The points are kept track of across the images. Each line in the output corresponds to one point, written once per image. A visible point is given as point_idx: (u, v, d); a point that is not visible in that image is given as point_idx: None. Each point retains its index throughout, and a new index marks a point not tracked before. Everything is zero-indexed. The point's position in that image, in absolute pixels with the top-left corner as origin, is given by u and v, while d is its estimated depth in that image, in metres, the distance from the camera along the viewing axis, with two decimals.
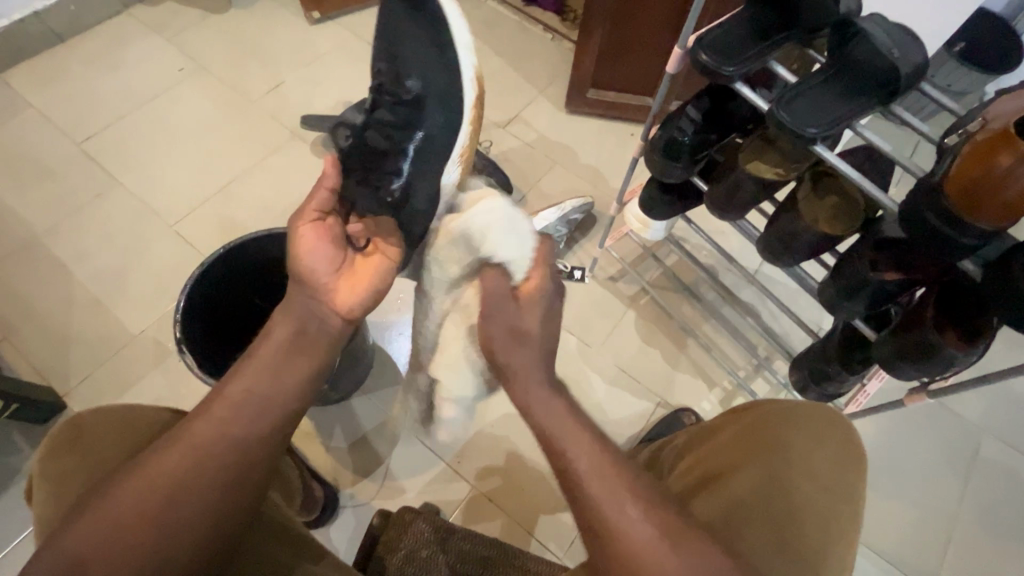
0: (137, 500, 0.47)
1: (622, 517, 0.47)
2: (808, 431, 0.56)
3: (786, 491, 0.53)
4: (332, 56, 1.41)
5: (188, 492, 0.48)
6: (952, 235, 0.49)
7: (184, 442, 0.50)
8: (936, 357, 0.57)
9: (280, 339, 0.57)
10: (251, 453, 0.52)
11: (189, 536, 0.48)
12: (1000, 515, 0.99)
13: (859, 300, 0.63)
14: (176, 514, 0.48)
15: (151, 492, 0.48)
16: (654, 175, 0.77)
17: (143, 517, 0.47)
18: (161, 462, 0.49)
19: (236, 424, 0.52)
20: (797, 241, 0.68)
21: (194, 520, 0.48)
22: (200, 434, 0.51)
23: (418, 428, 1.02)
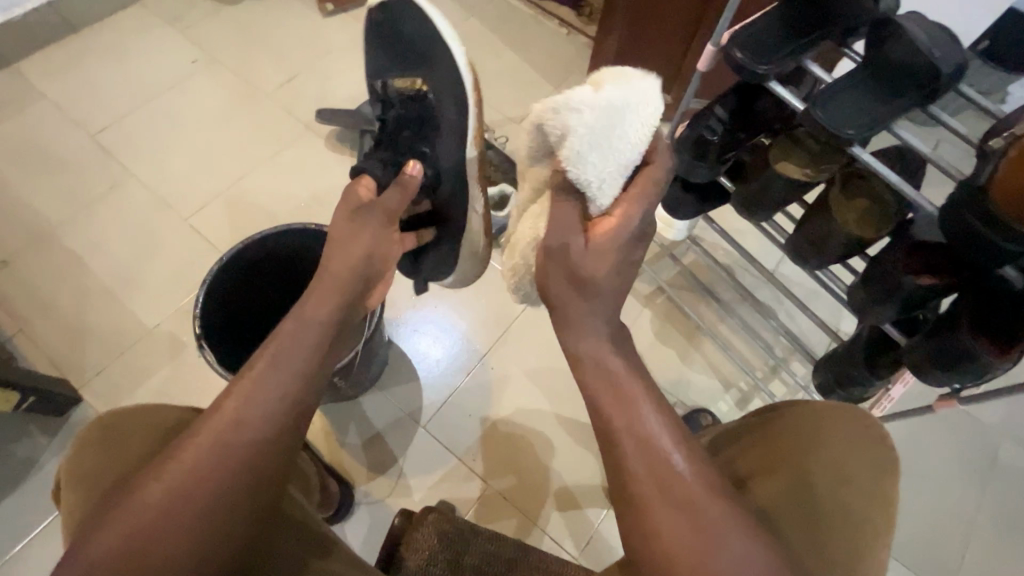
0: (159, 502, 0.47)
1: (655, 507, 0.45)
2: (836, 433, 0.55)
3: (819, 498, 0.52)
4: (346, 50, 1.39)
5: (209, 491, 0.48)
6: (995, 241, 0.47)
7: (206, 437, 0.50)
8: (970, 364, 0.56)
9: (296, 330, 0.56)
10: (269, 449, 0.51)
11: (213, 536, 0.48)
12: (1020, 521, 0.98)
13: (890, 305, 0.62)
14: (198, 514, 0.47)
15: (172, 492, 0.47)
16: (679, 174, 0.76)
17: (165, 518, 0.46)
18: (179, 462, 0.48)
19: (251, 417, 0.51)
20: (826, 243, 0.67)
21: (216, 520, 0.48)
22: (222, 427, 0.50)
23: (432, 424, 1.02)
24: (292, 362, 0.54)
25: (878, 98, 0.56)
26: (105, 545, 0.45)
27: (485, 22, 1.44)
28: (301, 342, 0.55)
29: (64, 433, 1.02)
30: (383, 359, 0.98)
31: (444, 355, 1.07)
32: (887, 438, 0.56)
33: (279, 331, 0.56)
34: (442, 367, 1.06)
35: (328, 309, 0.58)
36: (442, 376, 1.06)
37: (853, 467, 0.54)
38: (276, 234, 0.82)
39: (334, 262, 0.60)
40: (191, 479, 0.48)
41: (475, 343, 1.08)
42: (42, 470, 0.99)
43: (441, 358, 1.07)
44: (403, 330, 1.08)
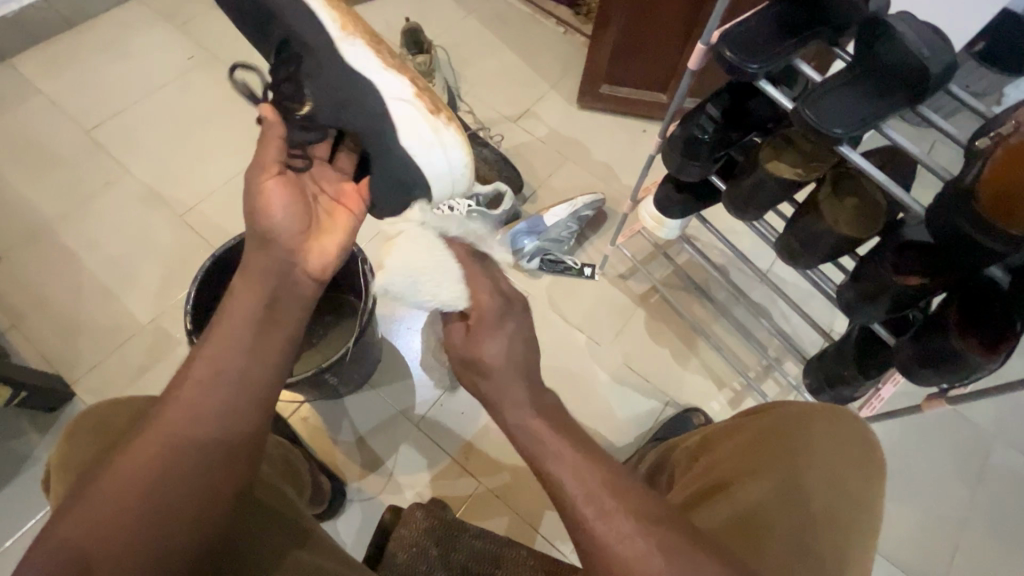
0: (120, 487, 0.46)
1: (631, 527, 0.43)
2: (804, 430, 0.56)
3: (800, 496, 0.52)
4: None
5: (168, 477, 0.47)
6: (982, 241, 0.47)
7: (159, 431, 0.49)
8: (957, 364, 0.56)
9: (245, 312, 0.56)
10: (229, 433, 0.50)
11: (170, 525, 0.46)
12: (1011, 522, 0.98)
13: (879, 304, 0.62)
14: (158, 502, 0.46)
15: (132, 474, 0.47)
16: (672, 172, 0.76)
17: (124, 504, 0.46)
18: (141, 444, 0.48)
19: (213, 400, 0.51)
20: (817, 243, 0.67)
21: (175, 508, 0.47)
22: (174, 421, 0.50)
23: (425, 422, 1.02)
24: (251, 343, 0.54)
25: (868, 98, 0.56)
26: (59, 539, 0.44)
27: (482, 21, 1.44)
28: (247, 334, 0.55)
29: (56, 428, 1.02)
30: (376, 356, 0.98)
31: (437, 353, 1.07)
32: (870, 437, 0.57)
33: (220, 318, 0.56)
34: (435, 365, 1.06)
35: (265, 292, 0.57)
36: (436, 374, 1.06)
37: (835, 467, 0.54)
38: None
39: (251, 254, 0.61)
40: (143, 471, 0.47)
41: None
42: (34, 465, 0.99)
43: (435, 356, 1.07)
44: (397, 328, 1.08)
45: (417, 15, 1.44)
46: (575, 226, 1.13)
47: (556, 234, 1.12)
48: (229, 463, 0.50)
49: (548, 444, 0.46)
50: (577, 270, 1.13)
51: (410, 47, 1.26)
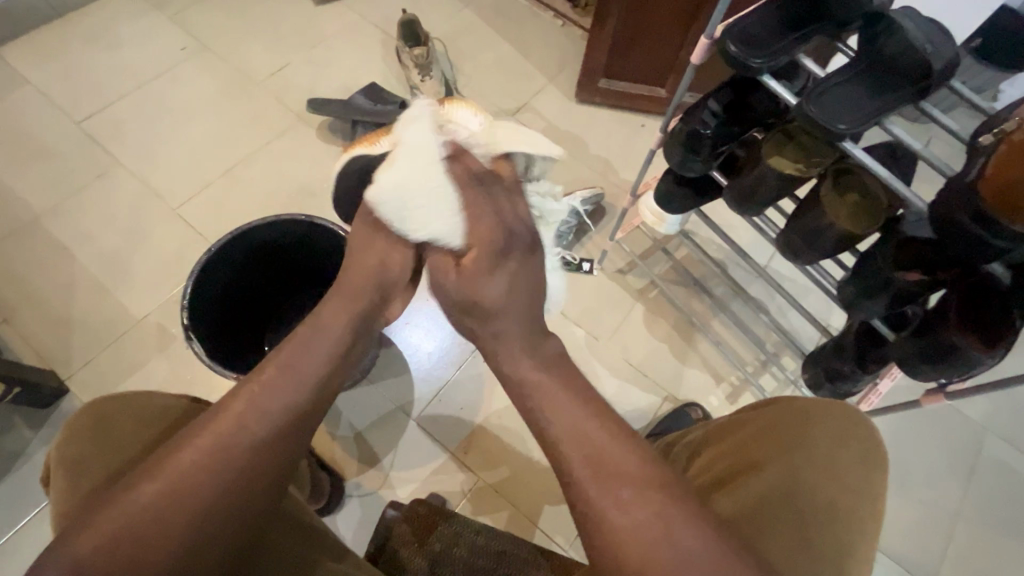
0: (159, 491, 0.45)
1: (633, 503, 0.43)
2: (839, 435, 0.56)
3: (807, 488, 0.53)
4: (338, 39, 1.37)
5: (207, 492, 0.46)
6: (985, 237, 0.47)
7: (209, 437, 0.47)
8: (957, 359, 0.56)
9: (323, 338, 0.54)
10: (274, 448, 0.49)
11: (206, 535, 0.45)
12: (1004, 514, 1.00)
13: (880, 300, 0.62)
14: (197, 512, 0.45)
15: (169, 490, 0.45)
16: (673, 168, 0.76)
17: (160, 518, 0.44)
18: (176, 461, 0.46)
19: (261, 416, 0.49)
20: (819, 238, 0.67)
21: (212, 520, 0.46)
22: (224, 429, 0.47)
23: (424, 418, 1.02)
24: (306, 366, 0.52)
25: (871, 94, 0.55)
26: (92, 543, 0.43)
27: (480, 13, 1.43)
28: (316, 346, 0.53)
29: (49, 424, 1.01)
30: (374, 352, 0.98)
31: (436, 349, 1.07)
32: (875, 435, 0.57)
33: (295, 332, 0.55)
34: (433, 361, 1.06)
35: (350, 317, 0.56)
36: (434, 369, 1.05)
37: (842, 458, 0.55)
38: (264, 225, 0.81)
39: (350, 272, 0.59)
40: (187, 477, 0.45)
41: (468, 337, 1.08)
42: (28, 462, 0.98)
43: (434, 351, 1.07)
44: (394, 324, 1.07)
45: (413, 7, 1.43)
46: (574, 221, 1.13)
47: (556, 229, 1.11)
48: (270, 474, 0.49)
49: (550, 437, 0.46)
50: (576, 265, 1.13)
51: (407, 39, 1.25)
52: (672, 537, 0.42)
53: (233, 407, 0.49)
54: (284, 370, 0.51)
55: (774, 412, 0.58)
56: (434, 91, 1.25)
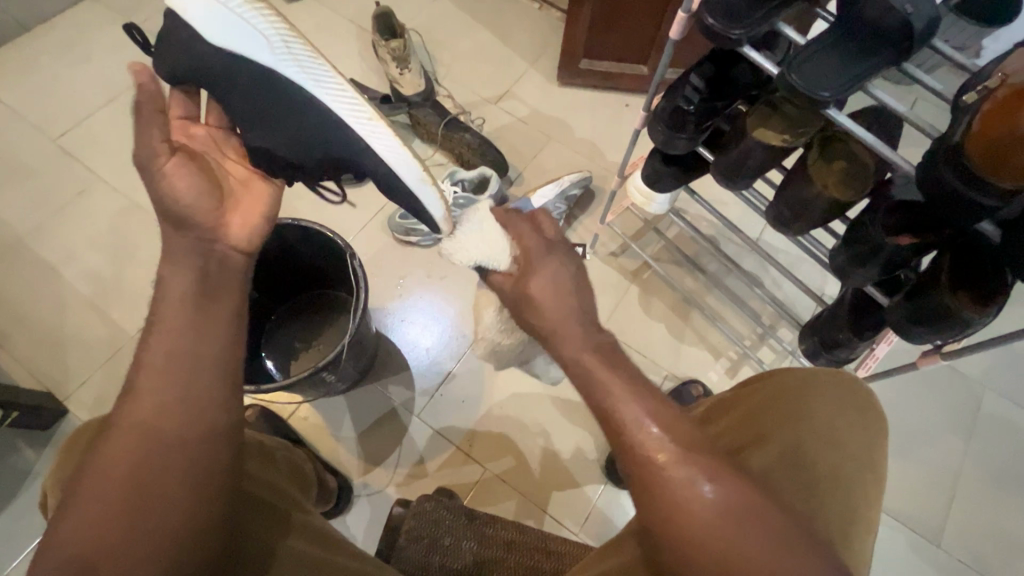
0: (119, 462, 0.46)
1: (670, 456, 0.44)
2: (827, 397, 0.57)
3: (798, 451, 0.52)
4: (314, 37, 1.35)
5: (173, 465, 0.46)
6: (974, 197, 0.47)
7: (150, 405, 0.48)
8: (951, 320, 0.56)
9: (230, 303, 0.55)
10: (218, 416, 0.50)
11: (182, 514, 0.46)
12: (1005, 468, 1.01)
13: (872, 267, 0.62)
14: (165, 483, 0.46)
15: (134, 455, 0.46)
16: (658, 146, 0.74)
17: (125, 506, 0.44)
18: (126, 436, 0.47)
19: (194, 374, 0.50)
20: (807, 208, 0.66)
21: (175, 499, 0.46)
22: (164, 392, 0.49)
23: (426, 413, 1.02)
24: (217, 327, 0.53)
25: (853, 59, 0.55)
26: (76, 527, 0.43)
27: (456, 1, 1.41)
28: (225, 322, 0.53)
29: (52, 447, 1.01)
30: (371, 351, 0.98)
31: (434, 344, 1.07)
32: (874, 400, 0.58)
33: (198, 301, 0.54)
34: (432, 355, 1.06)
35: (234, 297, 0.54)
36: (434, 364, 1.05)
37: (840, 427, 0.55)
38: None
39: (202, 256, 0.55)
40: (137, 453, 0.46)
41: (465, 330, 1.08)
42: (33, 484, 0.98)
43: (432, 346, 1.07)
44: (391, 321, 1.08)
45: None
46: (563, 207, 1.12)
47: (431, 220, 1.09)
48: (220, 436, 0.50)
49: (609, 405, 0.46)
50: None
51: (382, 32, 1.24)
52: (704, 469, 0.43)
53: (148, 398, 0.49)
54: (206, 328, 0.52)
55: (769, 389, 0.58)
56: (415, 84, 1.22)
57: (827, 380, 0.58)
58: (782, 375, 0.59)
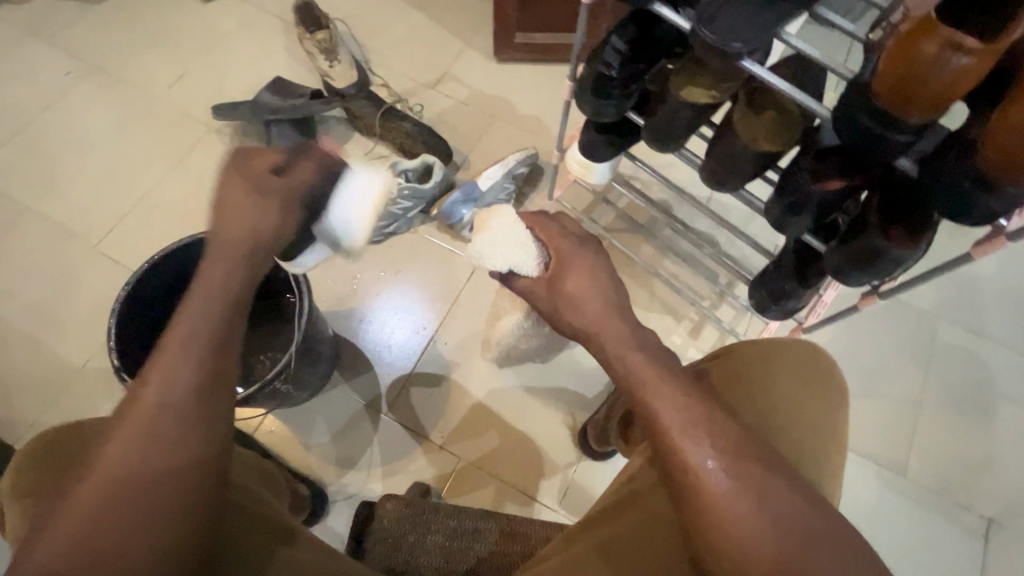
0: (98, 483, 0.44)
1: (690, 452, 0.48)
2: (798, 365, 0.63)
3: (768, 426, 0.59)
4: (237, 36, 1.29)
5: (150, 478, 0.45)
6: (888, 134, 0.47)
7: (133, 416, 0.46)
8: (883, 259, 0.57)
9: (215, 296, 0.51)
10: (208, 437, 0.48)
11: (165, 539, 0.44)
12: (960, 393, 1.05)
13: (807, 215, 0.62)
14: (141, 504, 0.44)
15: (106, 482, 0.44)
16: (587, 115, 0.72)
17: (108, 531, 0.43)
18: (105, 456, 0.45)
19: (174, 393, 0.47)
20: (737, 162, 0.66)
21: (163, 517, 0.44)
22: (144, 401, 0.46)
23: (394, 411, 1.01)
24: (201, 331, 0.49)
25: (763, 7, 0.54)
26: (54, 551, 0.42)
27: None
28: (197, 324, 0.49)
29: None
30: (331, 356, 0.95)
31: (400, 341, 1.05)
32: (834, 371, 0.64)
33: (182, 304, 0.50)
34: (398, 353, 1.04)
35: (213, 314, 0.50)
36: (397, 361, 1.04)
37: (799, 397, 0.61)
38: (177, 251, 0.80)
39: (216, 259, 0.53)
40: (121, 476, 0.44)
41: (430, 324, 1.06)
42: None
43: (398, 344, 1.05)
44: (356, 323, 1.05)
45: None
46: (512, 186, 1.10)
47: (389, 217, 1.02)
48: (207, 449, 0.47)
49: (647, 400, 0.51)
50: None
51: (307, 25, 1.20)
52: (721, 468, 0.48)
53: (123, 418, 0.46)
54: (184, 337, 0.49)
55: (736, 359, 0.63)
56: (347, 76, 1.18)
57: (784, 351, 0.64)
58: (753, 345, 0.64)
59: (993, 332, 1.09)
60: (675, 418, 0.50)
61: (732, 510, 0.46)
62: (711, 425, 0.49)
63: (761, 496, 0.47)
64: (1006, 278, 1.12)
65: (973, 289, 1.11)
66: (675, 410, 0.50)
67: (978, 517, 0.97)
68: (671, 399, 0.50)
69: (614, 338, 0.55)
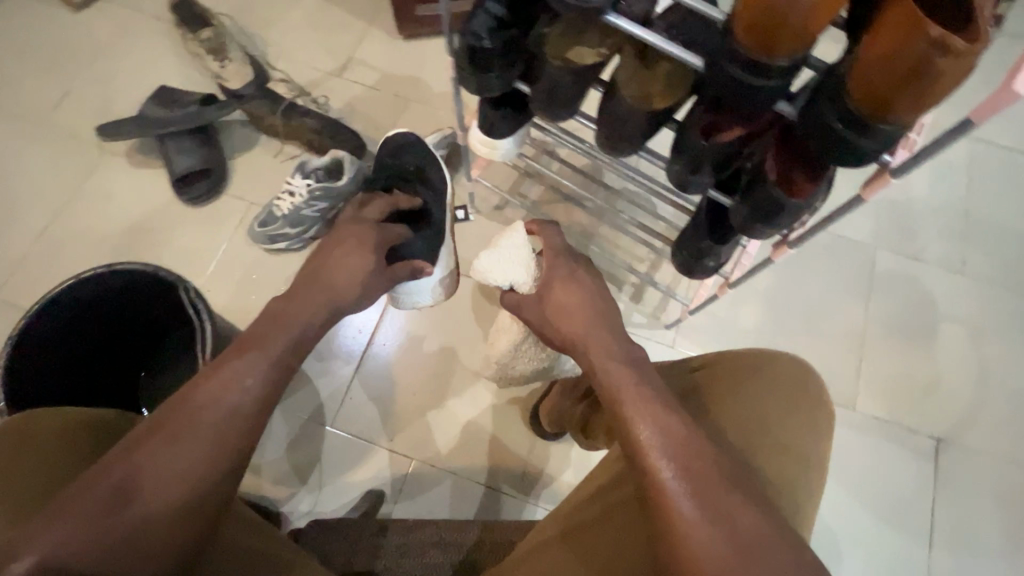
0: (143, 467, 0.45)
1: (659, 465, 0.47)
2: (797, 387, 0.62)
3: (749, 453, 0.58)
4: (117, 45, 1.19)
5: (188, 476, 0.47)
6: (755, 82, 0.44)
7: (182, 412, 0.48)
8: (783, 210, 0.54)
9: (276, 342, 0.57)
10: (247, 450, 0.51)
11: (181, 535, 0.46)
12: (903, 320, 1.05)
13: (705, 171, 0.59)
14: (174, 499, 0.46)
15: (155, 470, 0.46)
16: (475, 93, 0.67)
17: (136, 514, 0.44)
18: (150, 446, 0.46)
19: (228, 405, 0.50)
20: (629, 124, 0.62)
21: (181, 516, 0.46)
22: (199, 402, 0.49)
23: (340, 421, 0.98)
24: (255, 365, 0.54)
25: None
26: (82, 521, 0.43)
27: None
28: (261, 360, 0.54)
29: None
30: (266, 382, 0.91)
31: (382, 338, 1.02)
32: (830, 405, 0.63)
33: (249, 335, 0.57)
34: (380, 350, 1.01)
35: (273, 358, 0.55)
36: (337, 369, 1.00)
37: (794, 427, 0.60)
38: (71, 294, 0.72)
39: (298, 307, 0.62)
40: (164, 467, 0.46)
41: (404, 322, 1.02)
42: None
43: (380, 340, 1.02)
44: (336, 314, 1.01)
45: None
46: None
47: (303, 220, 1.02)
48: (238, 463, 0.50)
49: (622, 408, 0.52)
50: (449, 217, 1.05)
51: (189, 22, 1.14)
52: (698, 494, 0.45)
53: (178, 412, 0.48)
54: (251, 367, 0.53)
55: (745, 366, 0.63)
56: (241, 74, 1.10)
57: (765, 374, 0.62)
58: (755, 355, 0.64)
59: (930, 255, 1.09)
60: (655, 433, 0.49)
61: (698, 532, 0.44)
62: (690, 448, 0.48)
63: (727, 520, 0.44)
64: (938, 198, 1.12)
65: (907, 215, 1.11)
66: (654, 424, 0.49)
67: (927, 438, 0.99)
68: (649, 410, 0.50)
69: (602, 347, 0.59)
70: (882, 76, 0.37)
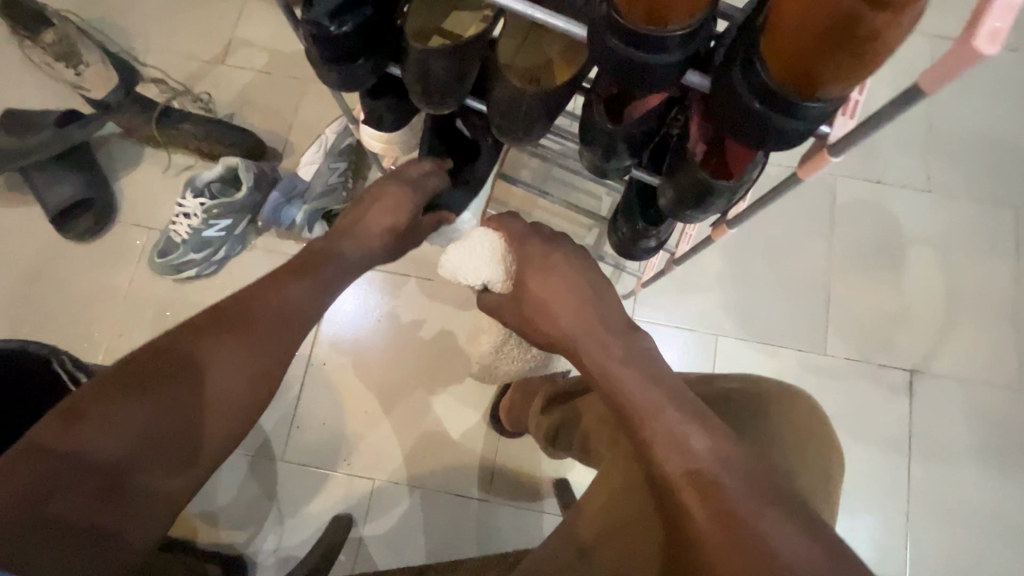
0: (215, 352, 0.47)
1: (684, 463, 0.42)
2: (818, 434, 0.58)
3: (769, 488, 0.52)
4: None
5: (248, 370, 0.48)
6: (649, 58, 0.34)
7: (252, 306, 0.51)
8: (714, 194, 0.45)
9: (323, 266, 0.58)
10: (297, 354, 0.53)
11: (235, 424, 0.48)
12: (869, 252, 0.99)
13: (621, 156, 0.49)
14: (238, 389, 0.47)
15: (225, 358, 0.47)
16: (342, 91, 0.54)
17: (205, 399, 0.46)
18: (222, 336, 0.48)
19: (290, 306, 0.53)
20: (524, 111, 0.51)
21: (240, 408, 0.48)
22: (267, 300, 0.52)
23: (291, 453, 0.91)
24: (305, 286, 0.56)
25: None
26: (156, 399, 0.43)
27: None
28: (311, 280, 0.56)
29: None
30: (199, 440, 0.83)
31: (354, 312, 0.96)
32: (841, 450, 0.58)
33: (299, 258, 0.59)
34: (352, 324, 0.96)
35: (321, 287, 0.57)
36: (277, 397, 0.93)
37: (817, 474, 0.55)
38: None
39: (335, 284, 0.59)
40: (233, 358, 0.48)
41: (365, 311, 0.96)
42: None
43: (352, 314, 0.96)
44: None
45: None
46: (341, 164, 0.92)
47: (207, 241, 0.91)
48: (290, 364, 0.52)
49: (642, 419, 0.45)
50: None
51: (28, 22, 0.92)
52: (730, 490, 0.40)
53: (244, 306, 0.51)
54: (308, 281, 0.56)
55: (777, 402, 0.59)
56: (102, 80, 0.92)
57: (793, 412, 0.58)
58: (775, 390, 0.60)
59: (893, 177, 1.02)
60: (685, 432, 0.43)
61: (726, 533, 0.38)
62: (720, 451, 0.42)
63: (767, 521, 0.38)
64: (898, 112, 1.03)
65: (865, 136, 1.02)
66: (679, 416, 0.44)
67: (901, 372, 0.96)
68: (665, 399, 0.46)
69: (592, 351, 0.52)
70: (797, 43, 0.29)
